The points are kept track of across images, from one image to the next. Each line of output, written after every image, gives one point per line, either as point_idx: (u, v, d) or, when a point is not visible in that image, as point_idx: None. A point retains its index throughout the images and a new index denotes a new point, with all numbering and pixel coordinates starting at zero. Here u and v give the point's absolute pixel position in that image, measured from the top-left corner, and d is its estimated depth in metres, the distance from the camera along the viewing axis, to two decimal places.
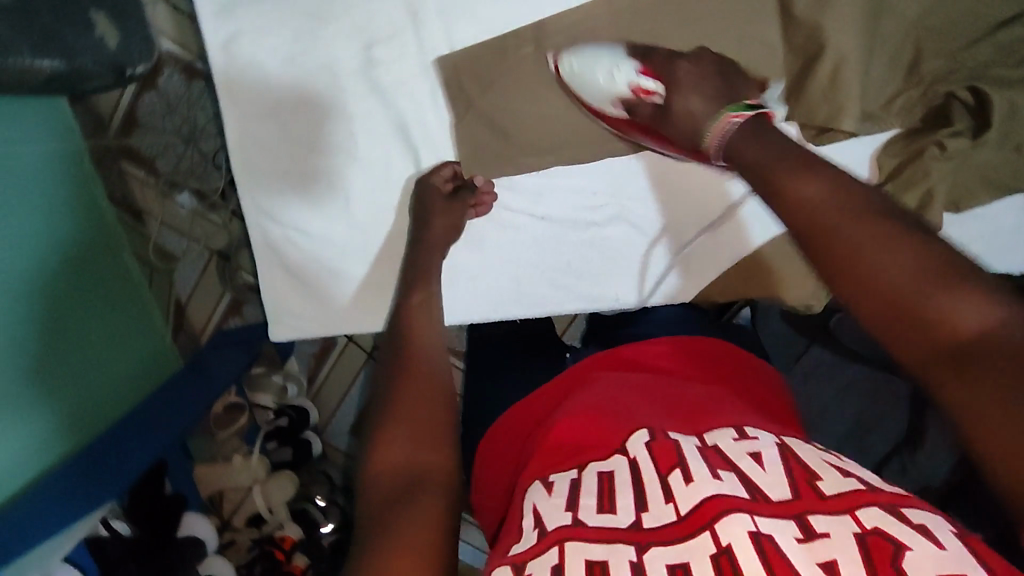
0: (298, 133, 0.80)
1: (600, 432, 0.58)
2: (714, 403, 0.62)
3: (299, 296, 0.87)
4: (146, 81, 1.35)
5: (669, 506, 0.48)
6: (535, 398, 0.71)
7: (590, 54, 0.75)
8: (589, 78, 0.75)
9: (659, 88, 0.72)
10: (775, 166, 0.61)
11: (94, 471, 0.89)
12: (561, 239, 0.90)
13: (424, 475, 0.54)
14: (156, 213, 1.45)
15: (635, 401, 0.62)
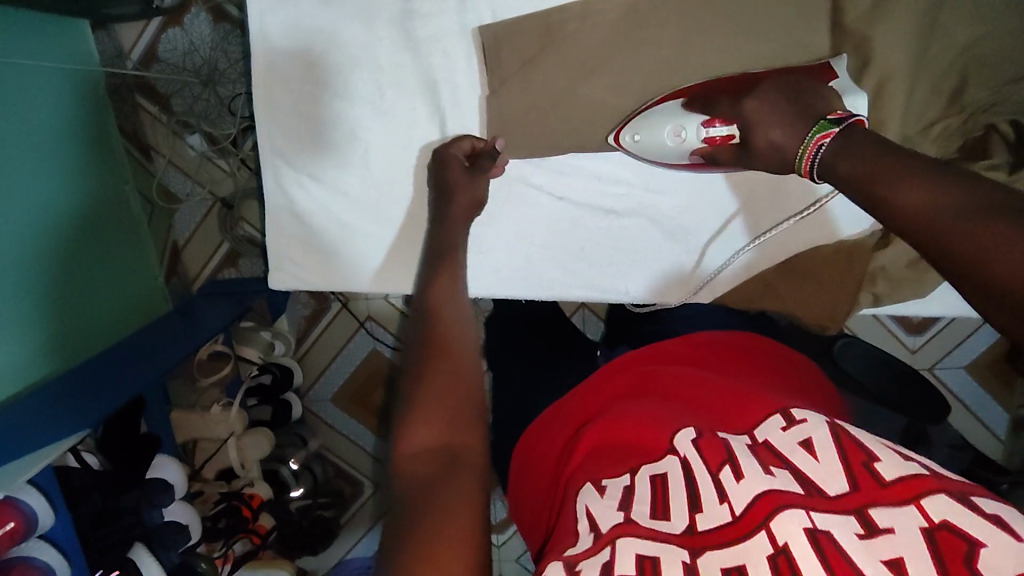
0: (323, 76, 0.77)
1: (651, 431, 0.57)
2: (747, 394, 0.62)
3: (304, 249, 0.84)
4: (171, 17, 1.32)
5: (724, 507, 0.48)
6: (570, 401, 0.69)
7: (651, 121, 0.75)
8: (658, 144, 0.75)
9: (732, 132, 0.69)
10: (873, 177, 0.52)
11: (68, 400, 0.87)
12: (581, 226, 0.91)
13: (456, 450, 0.53)
14: (164, 151, 1.43)
15: (677, 408, 0.61)
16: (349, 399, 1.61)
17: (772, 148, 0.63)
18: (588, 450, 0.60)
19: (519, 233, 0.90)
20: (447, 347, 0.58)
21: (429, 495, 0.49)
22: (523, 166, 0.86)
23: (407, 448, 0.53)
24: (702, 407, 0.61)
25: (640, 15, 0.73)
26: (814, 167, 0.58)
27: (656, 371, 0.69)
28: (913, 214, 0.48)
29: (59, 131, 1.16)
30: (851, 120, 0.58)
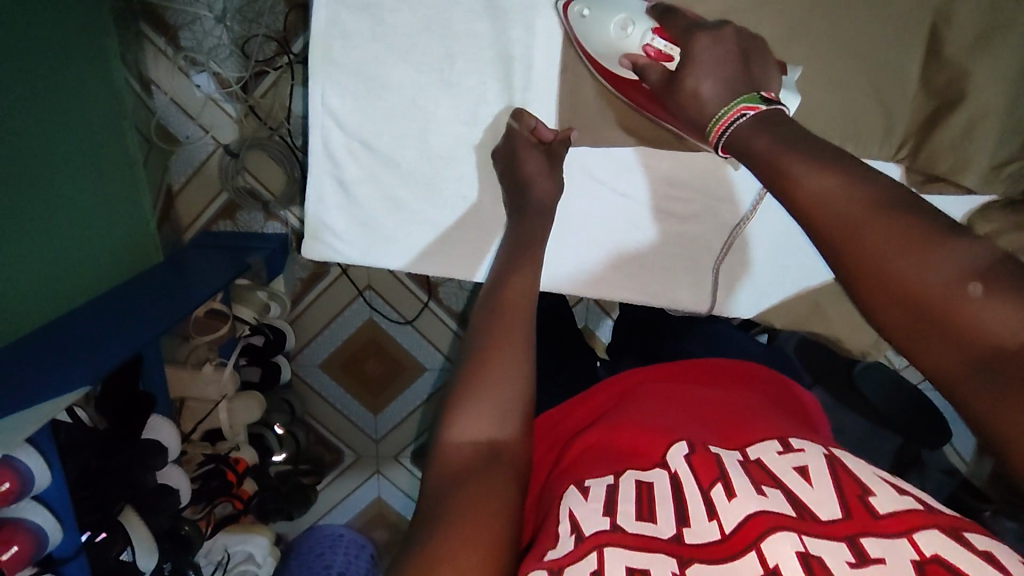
0: (394, 30, 0.67)
1: (640, 441, 0.54)
2: (751, 413, 0.58)
3: (347, 212, 0.76)
4: None
5: (712, 524, 0.45)
6: (574, 409, 0.66)
7: (605, 1, 0.62)
8: (597, 32, 0.63)
9: (673, 52, 0.60)
10: (787, 157, 0.47)
11: (45, 374, 0.77)
12: (646, 223, 0.78)
13: (502, 454, 0.51)
14: (166, 87, 1.33)
15: (678, 418, 0.57)
16: (339, 367, 1.57)
17: (694, 97, 0.57)
18: (574, 460, 0.57)
19: (572, 227, 0.77)
20: (522, 353, 0.56)
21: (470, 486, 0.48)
22: (585, 152, 0.73)
23: (458, 443, 0.52)
24: (695, 414, 0.57)
25: (739, 12, 0.66)
26: (727, 136, 0.53)
27: (664, 385, 0.65)
28: (825, 207, 0.44)
29: (66, 59, 1.06)
30: (780, 104, 0.53)
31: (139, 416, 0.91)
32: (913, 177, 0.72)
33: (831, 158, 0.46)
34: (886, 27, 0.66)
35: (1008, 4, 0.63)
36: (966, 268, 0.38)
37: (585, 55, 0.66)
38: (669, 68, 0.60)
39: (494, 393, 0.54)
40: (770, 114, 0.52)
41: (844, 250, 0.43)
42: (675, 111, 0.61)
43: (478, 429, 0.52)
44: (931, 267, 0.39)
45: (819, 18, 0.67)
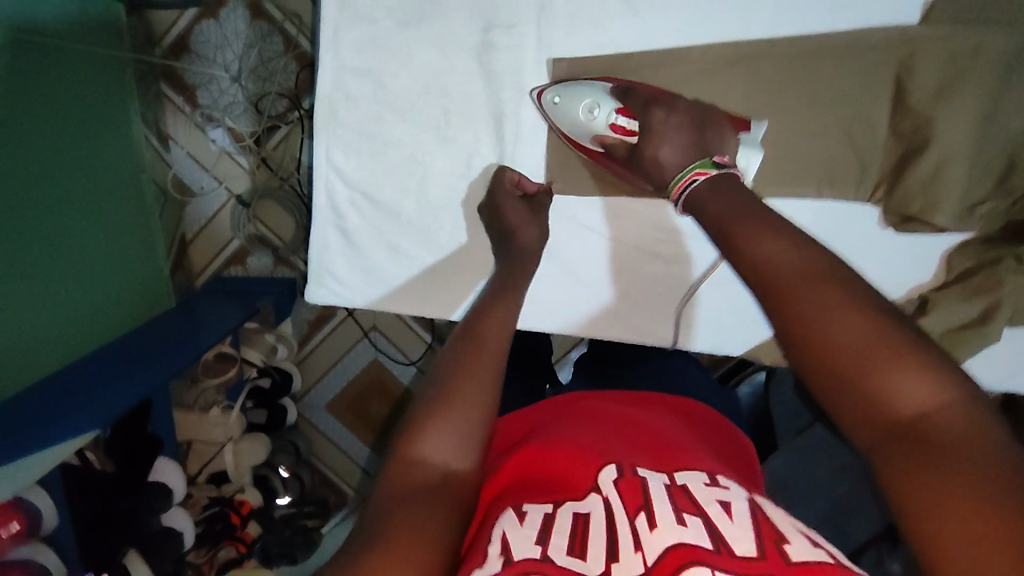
0: (393, 91, 0.72)
1: (574, 471, 0.55)
2: (691, 451, 0.59)
3: (347, 258, 0.78)
4: (209, 10, 1.30)
5: (637, 556, 0.45)
6: (522, 420, 0.68)
7: (575, 86, 0.70)
8: (571, 113, 0.70)
9: (636, 126, 0.68)
10: (736, 224, 0.55)
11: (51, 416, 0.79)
12: (638, 266, 0.78)
13: (453, 483, 0.53)
14: (184, 142, 1.40)
15: (615, 445, 0.58)
16: (346, 407, 1.60)
17: (655, 161, 0.67)
18: (505, 486, 0.57)
19: (555, 262, 0.79)
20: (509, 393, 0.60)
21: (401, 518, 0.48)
22: (572, 202, 0.76)
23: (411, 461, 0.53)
24: (635, 445, 0.58)
25: (711, 74, 0.71)
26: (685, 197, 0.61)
27: (607, 409, 0.66)
28: (768, 270, 0.51)
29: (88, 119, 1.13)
30: (731, 168, 0.62)
31: (142, 462, 0.92)
32: (889, 218, 0.74)
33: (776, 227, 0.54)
34: (852, 83, 0.70)
35: (966, 56, 0.66)
36: (877, 333, 0.46)
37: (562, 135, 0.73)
38: (631, 142, 0.69)
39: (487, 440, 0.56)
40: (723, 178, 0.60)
41: (786, 308, 0.49)
42: (647, 177, 0.68)
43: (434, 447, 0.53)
44: (858, 334, 0.46)
45: (784, 80, 0.71)
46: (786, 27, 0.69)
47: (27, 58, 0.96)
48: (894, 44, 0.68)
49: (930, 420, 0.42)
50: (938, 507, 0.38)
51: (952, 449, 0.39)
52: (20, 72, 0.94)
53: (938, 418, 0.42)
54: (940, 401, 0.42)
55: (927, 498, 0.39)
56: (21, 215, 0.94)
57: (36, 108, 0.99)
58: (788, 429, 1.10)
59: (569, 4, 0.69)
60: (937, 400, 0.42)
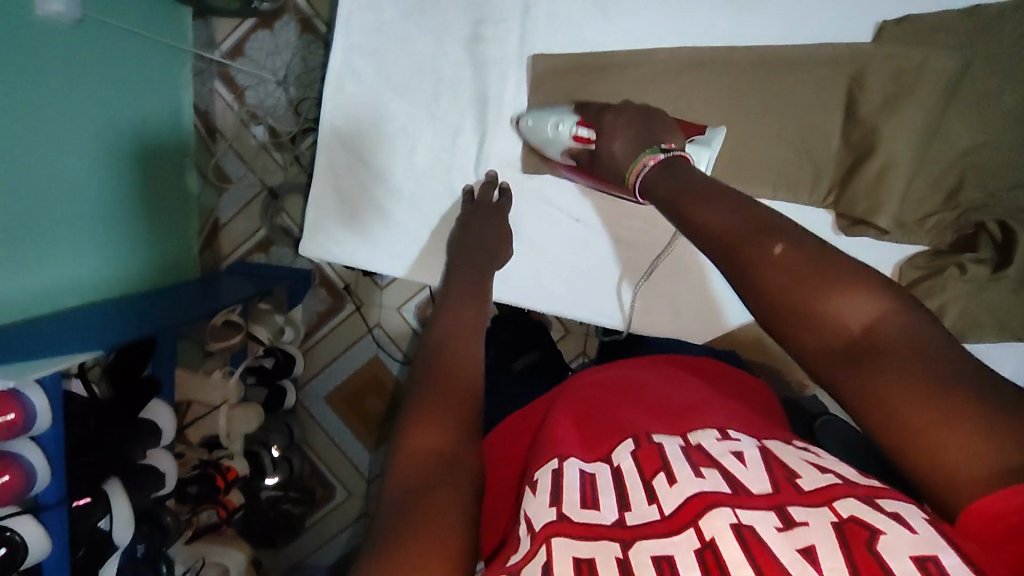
0: (394, 70, 0.82)
1: (594, 437, 0.58)
2: (703, 410, 0.61)
3: (339, 216, 0.87)
4: (264, 21, 1.46)
5: (653, 507, 0.46)
6: (535, 410, 0.72)
7: (545, 111, 0.78)
8: (541, 133, 0.78)
9: (591, 134, 0.73)
10: (682, 194, 0.58)
11: (60, 336, 0.88)
12: (589, 247, 0.86)
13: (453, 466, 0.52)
14: (228, 136, 1.53)
15: (625, 412, 0.61)
16: (342, 402, 1.63)
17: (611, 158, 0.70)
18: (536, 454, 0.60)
19: (530, 243, 0.86)
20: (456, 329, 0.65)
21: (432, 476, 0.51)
22: (549, 182, 0.84)
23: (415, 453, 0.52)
24: (645, 411, 0.61)
25: (679, 75, 0.78)
26: (640, 181, 0.63)
27: (617, 381, 0.69)
28: (706, 232, 0.53)
29: (145, 98, 1.28)
30: (679, 153, 0.63)
31: (137, 397, 1.01)
32: (840, 222, 0.79)
33: (709, 190, 0.56)
34: (807, 91, 0.76)
35: (911, 73, 0.72)
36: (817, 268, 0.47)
37: (535, 150, 0.81)
38: (591, 147, 0.73)
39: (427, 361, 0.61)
40: (671, 161, 0.62)
41: (734, 265, 0.51)
42: (598, 166, 0.72)
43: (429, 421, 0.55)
44: (784, 276, 0.47)
45: (749, 87, 0.77)
46: (745, 39, 0.77)
47: (95, 37, 1.11)
48: (844, 59, 0.74)
49: (873, 328, 0.43)
50: (912, 405, 0.40)
51: (907, 361, 0.41)
52: (88, 47, 1.10)
53: (881, 322, 0.43)
54: (878, 308, 0.44)
55: (900, 396, 0.40)
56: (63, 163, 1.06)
57: (97, 82, 1.13)
58: None
59: (549, 7, 0.79)
60: (876, 308, 0.44)
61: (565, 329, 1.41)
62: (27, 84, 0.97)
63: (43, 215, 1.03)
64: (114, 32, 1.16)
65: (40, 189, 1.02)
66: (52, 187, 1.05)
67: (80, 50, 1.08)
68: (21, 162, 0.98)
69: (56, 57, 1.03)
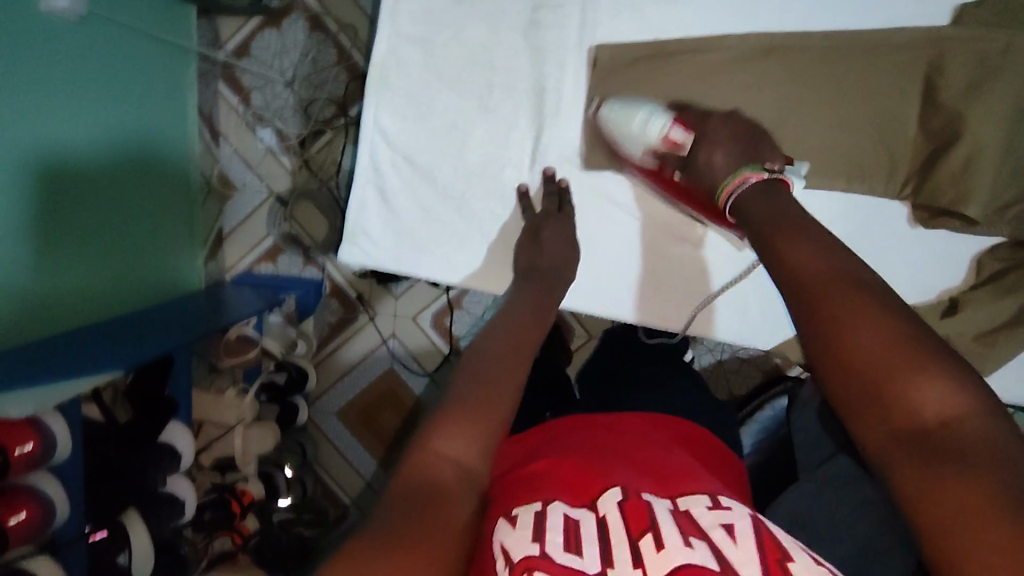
0: (444, 61, 0.77)
1: (585, 483, 0.51)
2: (693, 471, 0.56)
3: (382, 217, 0.82)
4: (272, 19, 1.40)
5: (636, 571, 0.41)
6: (519, 442, 0.64)
7: (630, 104, 0.72)
8: (624, 126, 0.71)
9: (687, 140, 0.68)
10: (775, 230, 0.54)
11: (76, 357, 0.81)
12: (653, 247, 0.81)
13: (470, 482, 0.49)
14: (232, 140, 1.46)
15: (618, 463, 0.55)
16: (355, 417, 1.53)
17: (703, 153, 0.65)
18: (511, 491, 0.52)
19: (594, 245, 0.81)
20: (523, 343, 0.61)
21: (435, 511, 0.45)
22: (611, 179, 0.80)
23: (445, 459, 0.49)
24: (643, 466, 0.55)
25: (747, 63, 0.74)
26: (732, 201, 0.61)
27: (613, 433, 0.63)
28: (794, 272, 0.49)
29: (150, 99, 1.21)
30: (780, 174, 0.62)
31: (155, 419, 0.92)
32: (918, 214, 0.76)
33: (804, 235, 0.52)
34: (885, 77, 0.72)
35: (997, 56, 0.68)
36: (905, 347, 0.42)
37: (610, 143, 0.75)
38: (682, 152, 0.69)
39: (491, 371, 0.56)
40: (773, 182, 0.60)
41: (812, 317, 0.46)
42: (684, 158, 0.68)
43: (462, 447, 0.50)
44: (877, 344, 0.42)
45: (823, 75, 0.74)
46: (816, 24, 0.73)
47: (100, 32, 1.04)
48: (925, 42, 0.71)
49: (951, 424, 0.39)
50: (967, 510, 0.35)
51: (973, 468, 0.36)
52: (94, 43, 1.03)
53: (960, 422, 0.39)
54: (962, 405, 0.39)
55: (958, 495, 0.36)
56: (66, 166, 0.98)
57: (99, 79, 1.05)
58: (810, 458, 0.97)
59: None
60: (959, 404, 0.39)
61: (587, 337, 1.35)
62: (32, 81, 0.90)
63: (52, 221, 0.96)
64: (116, 27, 1.08)
65: (45, 196, 0.94)
66: (62, 191, 0.98)
67: (84, 43, 1.01)
68: (24, 161, 0.90)
69: (60, 54, 0.96)
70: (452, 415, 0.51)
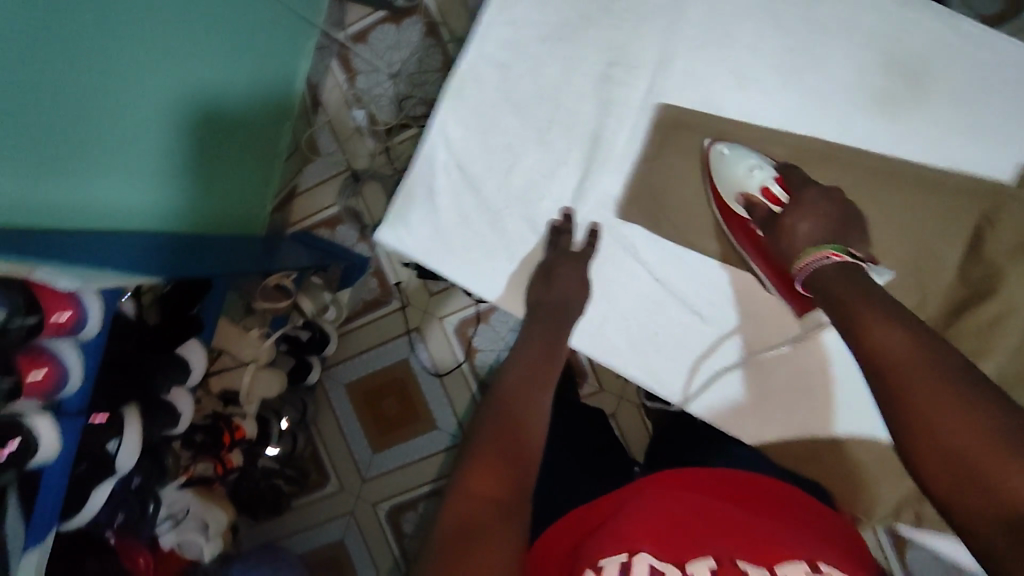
0: (516, 90, 0.86)
1: (682, 545, 0.55)
2: (783, 534, 0.58)
3: (422, 211, 0.88)
4: (393, 17, 1.52)
5: None
6: (593, 506, 0.66)
7: (742, 150, 0.80)
8: (729, 168, 0.80)
9: (785, 198, 0.77)
10: (858, 304, 0.64)
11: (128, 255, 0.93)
12: (664, 310, 0.88)
13: (474, 517, 0.52)
14: (329, 112, 1.57)
15: (709, 528, 0.58)
16: (360, 396, 1.59)
17: None
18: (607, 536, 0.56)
19: (610, 294, 0.88)
20: (531, 385, 0.66)
21: (471, 556, 0.48)
22: (638, 235, 0.87)
23: (469, 500, 0.53)
24: (736, 532, 0.57)
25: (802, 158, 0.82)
26: (812, 272, 0.71)
27: (697, 494, 0.65)
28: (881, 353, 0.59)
29: (273, 60, 1.34)
30: (861, 261, 0.70)
31: (178, 333, 1.04)
32: None
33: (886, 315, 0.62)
34: (942, 213, 0.80)
35: None
36: (993, 438, 0.49)
37: (710, 185, 0.83)
38: (775, 211, 0.77)
39: (504, 417, 0.61)
40: (849, 264, 0.69)
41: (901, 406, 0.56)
42: None
43: (478, 489, 0.54)
44: (961, 431, 0.51)
45: (869, 196, 0.81)
46: (876, 144, 0.81)
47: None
48: (984, 192, 0.78)
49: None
50: None
51: None
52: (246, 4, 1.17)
53: None
54: None
55: None
56: (197, 102, 1.10)
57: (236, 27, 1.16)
58: None
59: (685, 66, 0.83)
60: None
61: (600, 388, 1.34)
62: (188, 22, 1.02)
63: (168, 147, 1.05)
64: None
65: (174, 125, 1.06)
66: (190, 120, 1.09)
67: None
68: (162, 88, 1.00)
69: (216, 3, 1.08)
70: (475, 467, 0.56)
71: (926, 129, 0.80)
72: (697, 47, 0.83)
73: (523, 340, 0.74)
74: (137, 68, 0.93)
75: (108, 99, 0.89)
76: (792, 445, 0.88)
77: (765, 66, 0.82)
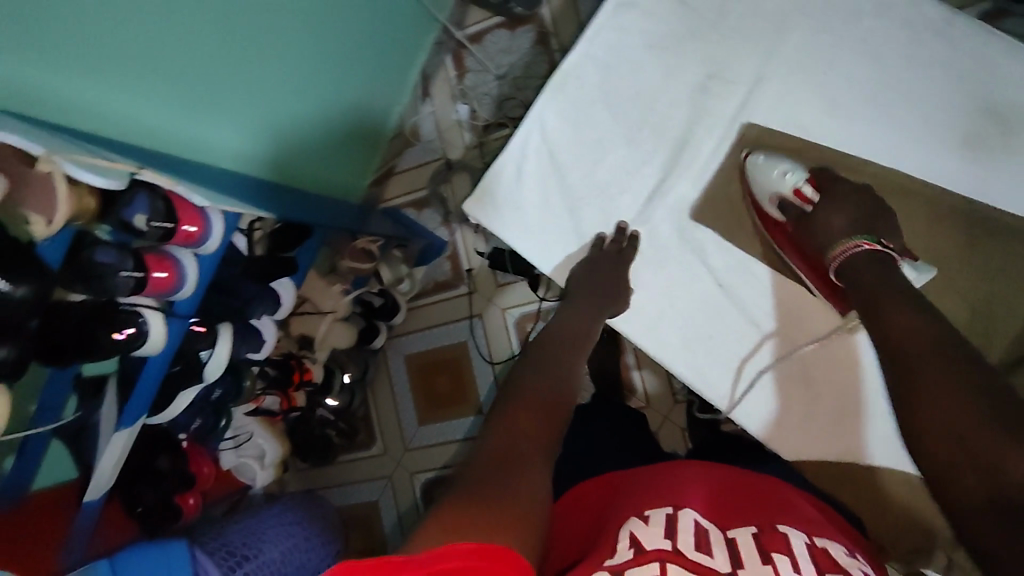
0: (613, 92, 0.97)
1: (725, 516, 0.63)
2: (813, 520, 0.68)
3: (509, 185, 0.99)
4: (509, 23, 1.62)
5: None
6: (632, 472, 0.73)
7: (774, 157, 0.91)
8: (764, 172, 0.90)
9: (815, 199, 0.87)
10: (879, 297, 0.75)
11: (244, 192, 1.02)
12: (721, 317, 0.96)
13: (530, 442, 0.63)
14: (435, 102, 1.68)
15: (746, 507, 0.66)
16: (417, 368, 1.68)
17: None
18: (654, 493, 0.64)
19: (673, 295, 0.97)
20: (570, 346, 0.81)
21: (516, 469, 0.59)
22: (708, 240, 0.97)
23: (520, 426, 0.65)
24: (774, 509, 0.66)
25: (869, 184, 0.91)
26: (844, 259, 0.82)
27: (740, 477, 0.73)
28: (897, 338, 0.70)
29: (395, 49, 1.47)
30: (892, 251, 0.81)
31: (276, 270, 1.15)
32: None
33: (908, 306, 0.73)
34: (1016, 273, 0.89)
35: None
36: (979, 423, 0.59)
37: (748, 191, 0.94)
38: (806, 209, 0.88)
39: (547, 370, 0.76)
40: (880, 254, 0.80)
41: (906, 389, 0.66)
42: None
43: (528, 424, 0.66)
44: (954, 416, 0.60)
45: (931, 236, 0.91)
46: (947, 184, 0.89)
47: None
48: None
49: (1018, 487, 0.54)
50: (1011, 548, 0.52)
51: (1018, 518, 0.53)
52: None
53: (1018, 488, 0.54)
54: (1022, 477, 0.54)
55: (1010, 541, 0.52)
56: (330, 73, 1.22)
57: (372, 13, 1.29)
58: None
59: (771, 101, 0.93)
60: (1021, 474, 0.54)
61: (645, 404, 1.36)
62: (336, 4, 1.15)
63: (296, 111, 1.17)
64: None
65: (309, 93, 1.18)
66: (321, 87, 1.21)
67: None
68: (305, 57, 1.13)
69: None
70: (524, 408, 0.68)
71: (997, 180, 0.87)
72: (793, 72, 0.92)
73: (574, 311, 0.87)
74: (287, 36, 1.06)
75: (264, 49, 1.02)
76: (829, 464, 0.93)
77: (852, 97, 0.91)
